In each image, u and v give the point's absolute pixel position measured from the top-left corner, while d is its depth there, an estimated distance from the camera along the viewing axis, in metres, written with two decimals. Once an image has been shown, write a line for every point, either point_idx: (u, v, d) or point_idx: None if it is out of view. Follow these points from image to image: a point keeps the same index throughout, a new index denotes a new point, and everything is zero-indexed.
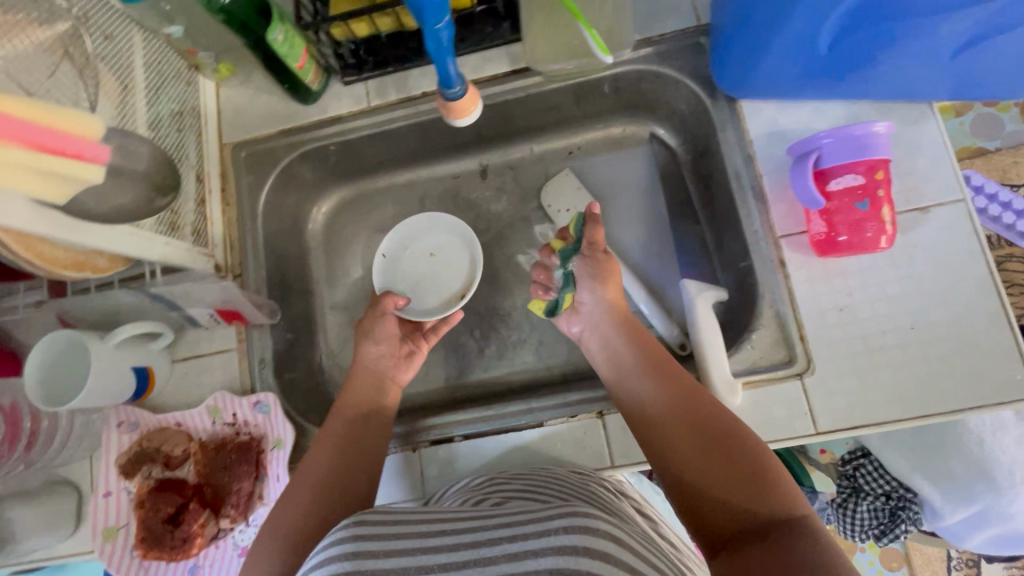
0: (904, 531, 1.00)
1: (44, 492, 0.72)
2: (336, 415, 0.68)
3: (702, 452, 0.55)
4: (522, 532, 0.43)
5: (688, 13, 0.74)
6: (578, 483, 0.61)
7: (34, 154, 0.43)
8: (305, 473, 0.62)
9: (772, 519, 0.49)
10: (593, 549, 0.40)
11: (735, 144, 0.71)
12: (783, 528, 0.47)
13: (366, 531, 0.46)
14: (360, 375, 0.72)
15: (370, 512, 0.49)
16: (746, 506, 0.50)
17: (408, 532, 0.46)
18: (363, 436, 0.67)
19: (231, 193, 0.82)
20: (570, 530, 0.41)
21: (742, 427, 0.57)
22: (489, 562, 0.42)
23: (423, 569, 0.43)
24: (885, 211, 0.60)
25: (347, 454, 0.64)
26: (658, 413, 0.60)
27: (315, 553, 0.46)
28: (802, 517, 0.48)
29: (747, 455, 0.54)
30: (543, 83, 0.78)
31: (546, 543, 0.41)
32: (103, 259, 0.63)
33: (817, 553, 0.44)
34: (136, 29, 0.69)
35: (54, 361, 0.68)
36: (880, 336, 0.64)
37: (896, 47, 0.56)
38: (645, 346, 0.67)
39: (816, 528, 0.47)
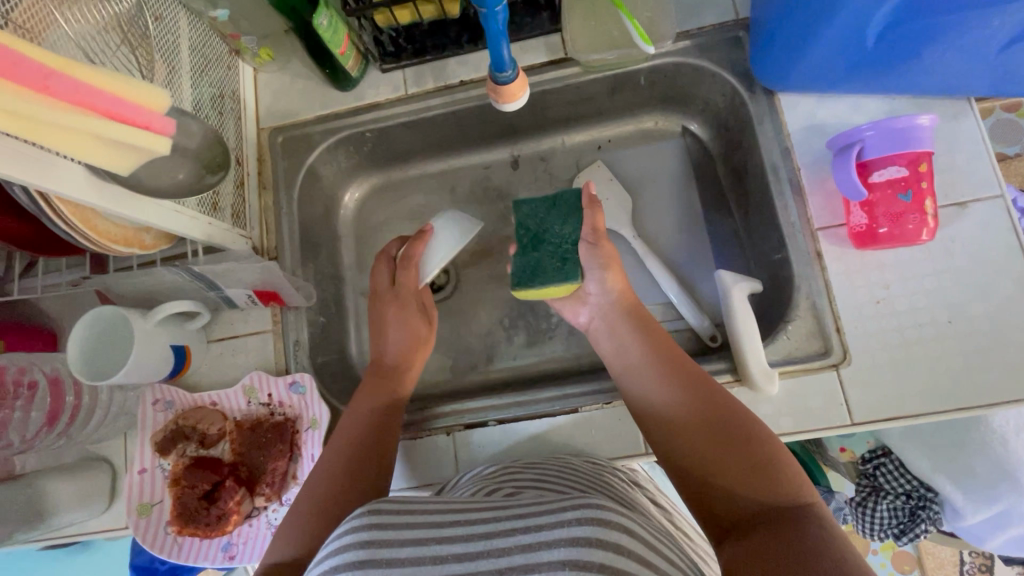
0: (924, 531, 1.00)
1: (79, 467, 0.73)
2: (356, 402, 0.68)
3: (713, 444, 0.55)
4: (537, 523, 0.42)
5: (727, 7, 0.75)
6: (591, 472, 0.62)
7: (107, 123, 0.43)
8: (329, 460, 0.62)
9: (785, 510, 0.49)
10: (606, 541, 0.39)
11: (773, 137, 0.72)
12: (795, 517, 0.47)
13: (380, 520, 0.45)
14: (382, 363, 0.73)
15: (383, 501, 0.47)
16: (755, 495, 0.51)
17: (423, 522, 0.45)
18: (381, 421, 0.67)
19: (268, 176, 0.83)
20: (582, 522, 0.40)
21: (752, 418, 0.56)
22: (504, 552, 0.41)
23: (438, 559, 0.42)
24: (928, 203, 0.61)
25: (368, 442, 0.64)
26: (668, 404, 0.59)
27: (330, 543, 0.45)
28: (811, 506, 0.49)
29: (759, 445, 0.53)
30: (581, 73, 0.78)
31: (557, 534, 0.40)
32: (149, 237, 0.64)
33: (827, 542, 0.44)
34: (182, 12, 0.68)
35: (98, 337, 0.69)
36: (917, 329, 0.64)
37: (941, 43, 0.57)
38: (651, 335, 0.66)
39: (826, 517, 0.48)
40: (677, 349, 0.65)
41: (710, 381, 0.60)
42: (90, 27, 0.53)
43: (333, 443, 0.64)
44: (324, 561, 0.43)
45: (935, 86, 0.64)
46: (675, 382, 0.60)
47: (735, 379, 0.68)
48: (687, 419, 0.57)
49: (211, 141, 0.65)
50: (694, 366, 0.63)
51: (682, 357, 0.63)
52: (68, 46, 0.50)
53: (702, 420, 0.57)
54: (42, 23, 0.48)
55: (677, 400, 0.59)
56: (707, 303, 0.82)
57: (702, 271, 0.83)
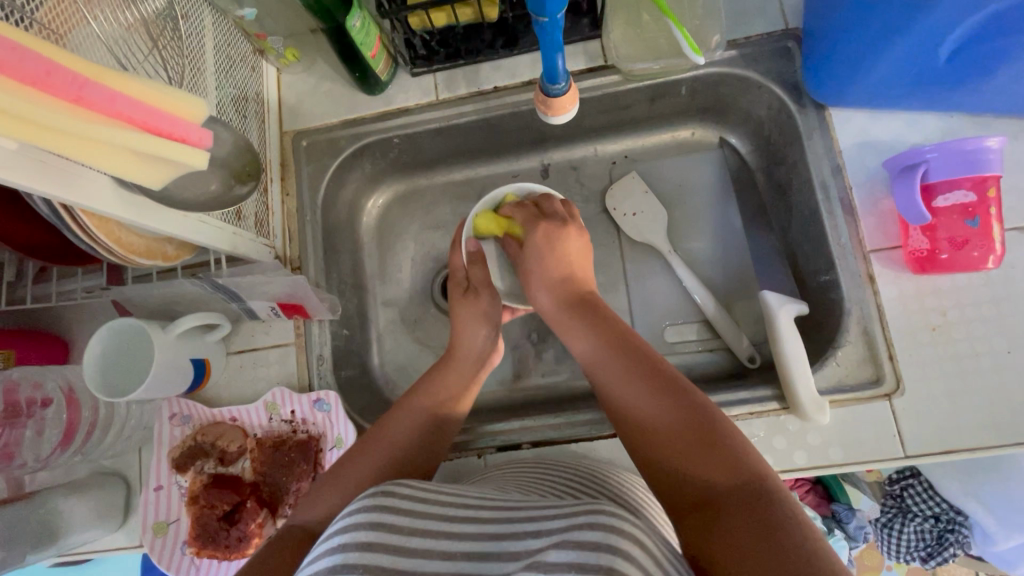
0: (952, 555, 0.96)
1: (94, 483, 0.70)
2: (423, 388, 0.65)
3: (658, 426, 0.48)
4: (548, 528, 0.39)
5: (776, 17, 0.72)
6: (594, 476, 0.60)
7: (143, 136, 0.41)
8: (379, 441, 0.59)
9: (739, 495, 0.41)
10: (618, 549, 0.36)
11: (823, 154, 0.69)
12: (750, 505, 0.40)
13: (392, 502, 0.43)
14: (461, 354, 0.70)
15: (399, 485, 0.46)
16: (701, 475, 0.44)
17: (438, 514, 0.43)
18: (440, 413, 0.64)
19: (291, 182, 0.79)
20: (593, 527, 0.37)
21: (689, 389, 0.49)
22: (514, 556, 0.39)
23: (446, 556, 0.40)
24: (995, 229, 0.60)
25: (426, 435, 0.61)
26: (611, 385, 0.53)
27: (340, 518, 0.43)
28: (762, 487, 0.41)
29: (711, 424, 0.46)
30: (621, 82, 0.75)
31: (568, 538, 0.37)
32: (172, 247, 0.60)
33: (787, 535, 0.38)
34: (207, 10, 0.65)
35: (115, 350, 0.66)
36: (975, 359, 0.61)
37: (1012, 60, 0.55)
38: (597, 312, 0.59)
39: (783, 502, 0.40)
40: (620, 323, 0.57)
41: (654, 355, 0.53)
42: (119, 29, 0.49)
43: (392, 426, 0.60)
44: (331, 536, 0.42)
45: (1001, 103, 0.62)
46: (622, 357, 0.53)
47: (783, 407, 0.65)
48: (631, 401, 0.50)
49: (241, 148, 0.62)
50: (636, 338, 0.55)
51: (622, 330, 0.56)
52: (95, 46, 0.47)
53: (647, 401, 0.49)
54: (70, 23, 0.44)
55: (618, 379, 0.52)
56: (745, 322, 0.79)
57: (741, 289, 0.80)
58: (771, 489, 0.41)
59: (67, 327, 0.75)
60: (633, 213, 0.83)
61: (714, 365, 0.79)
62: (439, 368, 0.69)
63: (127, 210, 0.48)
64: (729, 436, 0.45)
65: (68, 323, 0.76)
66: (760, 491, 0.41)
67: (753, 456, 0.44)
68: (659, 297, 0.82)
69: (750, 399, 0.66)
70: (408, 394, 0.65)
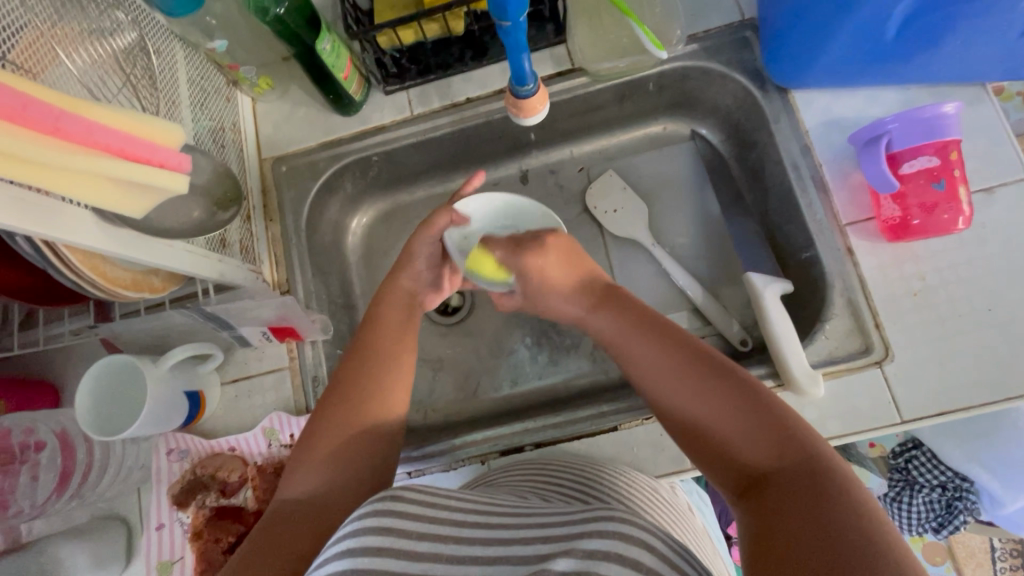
0: (963, 522, 0.97)
1: (95, 527, 0.69)
2: (369, 333, 0.63)
3: (712, 411, 0.47)
4: (559, 535, 0.40)
5: (732, 9, 0.74)
6: (594, 475, 0.60)
7: (121, 163, 0.41)
8: (341, 398, 0.57)
9: (801, 471, 0.41)
10: (628, 558, 0.36)
11: (791, 135, 0.71)
12: (810, 479, 0.40)
13: (401, 506, 0.43)
14: (396, 298, 0.67)
15: (406, 488, 0.45)
16: (757, 453, 0.44)
17: (448, 519, 0.43)
18: (390, 354, 0.61)
19: (274, 208, 0.80)
20: (603, 537, 0.37)
21: (734, 368, 0.49)
22: (525, 561, 0.39)
23: (457, 560, 0.40)
24: (961, 191, 0.62)
25: (381, 378, 0.59)
26: (648, 368, 0.52)
27: (349, 521, 0.43)
28: (821, 459, 0.42)
29: (767, 404, 0.46)
30: (589, 83, 0.77)
31: (576, 546, 0.37)
32: (159, 279, 0.60)
33: (859, 509, 0.37)
34: (178, 44, 0.66)
35: (106, 388, 0.66)
36: (957, 320, 0.62)
37: (960, 28, 0.58)
38: (618, 300, 0.59)
39: (842, 471, 0.41)
40: (657, 313, 0.56)
41: (695, 341, 0.52)
42: (91, 65, 0.50)
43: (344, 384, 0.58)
44: (341, 539, 0.41)
45: (955, 71, 0.64)
46: (655, 343, 0.53)
47: (777, 385, 0.66)
48: (679, 388, 0.49)
49: (222, 175, 0.62)
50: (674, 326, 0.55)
51: (662, 320, 0.55)
52: (70, 84, 0.48)
53: (697, 383, 0.49)
54: (45, 63, 0.45)
55: (664, 364, 0.51)
56: (734, 306, 0.80)
57: (726, 274, 0.82)
58: (830, 464, 0.41)
59: (58, 371, 0.75)
60: (613, 210, 0.84)
61: None
62: (374, 304, 0.67)
63: (110, 244, 0.48)
64: (781, 411, 0.46)
65: (59, 367, 0.75)
66: (819, 467, 0.41)
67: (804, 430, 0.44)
68: (648, 290, 0.83)
69: None
70: (352, 345, 0.63)
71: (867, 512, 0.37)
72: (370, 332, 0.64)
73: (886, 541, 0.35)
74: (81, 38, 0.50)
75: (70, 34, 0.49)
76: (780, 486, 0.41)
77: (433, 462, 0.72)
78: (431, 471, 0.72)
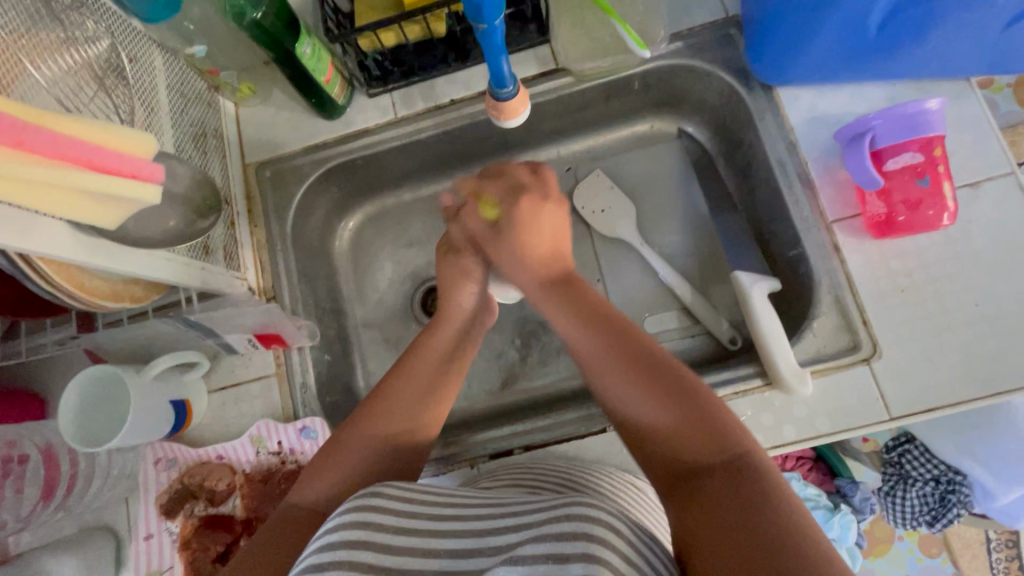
0: (956, 515, 0.96)
1: (82, 539, 0.68)
2: (422, 348, 0.63)
3: (645, 405, 0.48)
4: (529, 521, 0.39)
5: (715, 5, 0.74)
6: (580, 472, 0.60)
7: (90, 174, 0.40)
8: (378, 412, 0.57)
9: (726, 469, 0.42)
10: (595, 537, 0.35)
11: (776, 132, 0.71)
12: (733, 478, 0.42)
13: (379, 501, 0.43)
14: (453, 313, 0.67)
15: (387, 484, 0.45)
16: (686, 448, 0.45)
17: (425, 513, 0.43)
18: (440, 376, 0.62)
19: (259, 213, 0.79)
20: (571, 518, 0.37)
21: (671, 363, 0.49)
22: (496, 551, 0.39)
23: (430, 553, 0.40)
24: (945, 187, 0.61)
25: (431, 401, 0.60)
26: (591, 359, 0.53)
27: (331, 517, 0.43)
28: (746, 457, 0.43)
29: (696, 402, 0.46)
30: (573, 83, 0.76)
31: (544, 531, 0.37)
32: (140, 288, 0.60)
33: (772, 510, 0.38)
34: (156, 50, 0.65)
35: (90, 399, 0.65)
36: (944, 315, 0.62)
37: (941, 23, 0.57)
38: (570, 288, 0.59)
39: (768, 471, 0.42)
40: (607, 305, 0.56)
41: (634, 332, 0.53)
42: (62, 75, 0.50)
43: (380, 406, 0.58)
44: (321, 536, 0.41)
45: (938, 66, 0.64)
46: (597, 335, 0.53)
47: (765, 383, 0.66)
48: (616, 380, 0.51)
49: (201, 181, 0.61)
50: (619, 315, 0.55)
51: (609, 313, 0.55)
52: (40, 94, 0.47)
53: (634, 378, 0.49)
54: (13, 73, 0.45)
55: (605, 358, 0.52)
56: (723, 305, 0.80)
57: (715, 272, 0.81)
58: (755, 462, 0.42)
59: (42, 382, 0.74)
60: (601, 210, 0.84)
61: (697, 351, 0.79)
62: (432, 319, 0.67)
63: (81, 252, 0.47)
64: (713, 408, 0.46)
65: (44, 379, 0.74)
66: (744, 466, 0.42)
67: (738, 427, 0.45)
68: (637, 289, 0.83)
69: (733, 379, 0.67)
70: (392, 369, 0.61)
71: (782, 510, 0.38)
72: (426, 346, 0.64)
73: (804, 543, 0.36)
74: (52, 47, 0.49)
75: (40, 44, 0.48)
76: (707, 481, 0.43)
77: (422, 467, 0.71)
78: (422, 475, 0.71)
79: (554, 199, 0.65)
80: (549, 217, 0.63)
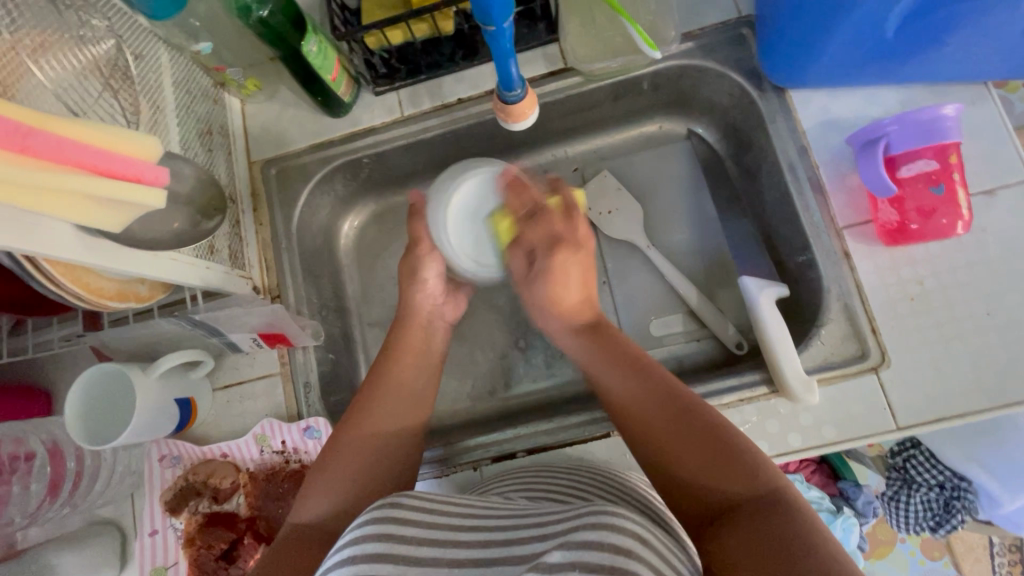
0: (961, 522, 0.94)
1: (87, 534, 0.69)
2: (388, 356, 0.65)
3: (675, 443, 0.49)
4: (555, 530, 0.39)
5: (727, 5, 0.73)
6: (593, 476, 0.59)
7: (94, 179, 0.40)
8: (353, 428, 0.58)
9: (761, 504, 0.44)
10: (620, 549, 0.35)
11: (787, 136, 0.70)
12: (770, 511, 0.43)
13: (399, 513, 0.43)
14: (414, 319, 0.68)
15: (405, 496, 0.45)
16: (720, 486, 0.46)
17: (445, 525, 0.43)
18: (413, 383, 0.64)
19: (264, 211, 0.79)
20: (596, 527, 0.37)
21: (701, 405, 0.51)
22: (521, 561, 0.38)
23: (455, 564, 0.40)
24: (959, 195, 0.60)
25: (408, 407, 0.62)
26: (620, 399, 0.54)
27: (350, 531, 0.43)
28: (782, 493, 0.44)
29: (726, 441, 0.48)
30: (582, 83, 0.75)
31: (570, 538, 0.37)
32: (145, 287, 0.60)
33: (811, 543, 0.40)
34: (162, 46, 0.65)
35: (96, 396, 0.65)
36: (955, 325, 0.61)
37: (960, 27, 0.56)
38: (601, 335, 0.61)
39: (801, 506, 0.43)
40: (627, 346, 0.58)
41: (662, 374, 0.55)
42: (68, 75, 0.50)
43: (366, 409, 0.60)
44: (342, 549, 0.41)
45: (955, 70, 0.63)
46: (626, 377, 0.55)
47: (771, 390, 0.65)
48: (646, 417, 0.52)
49: (206, 181, 0.61)
50: (645, 357, 0.57)
51: (633, 352, 0.57)
52: (43, 95, 0.47)
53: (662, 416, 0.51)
54: (17, 75, 0.45)
55: (635, 399, 0.53)
56: (729, 309, 0.80)
57: (722, 276, 0.81)
58: (788, 497, 0.44)
59: (48, 378, 0.75)
60: (608, 211, 0.83)
61: (702, 355, 0.79)
62: (394, 326, 0.68)
63: (95, 256, 0.47)
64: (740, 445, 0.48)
65: (50, 374, 0.75)
66: (779, 500, 0.44)
67: (766, 463, 0.47)
68: (643, 292, 0.82)
69: (739, 386, 0.66)
70: (370, 373, 0.64)
71: (817, 542, 0.40)
72: (390, 356, 0.65)
73: (838, 570, 0.38)
74: (57, 47, 0.49)
75: (44, 43, 0.48)
76: (743, 517, 0.44)
77: (425, 469, 0.72)
78: (425, 476, 0.72)
79: (579, 247, 0.63)
80: (568, 266, 0.62)
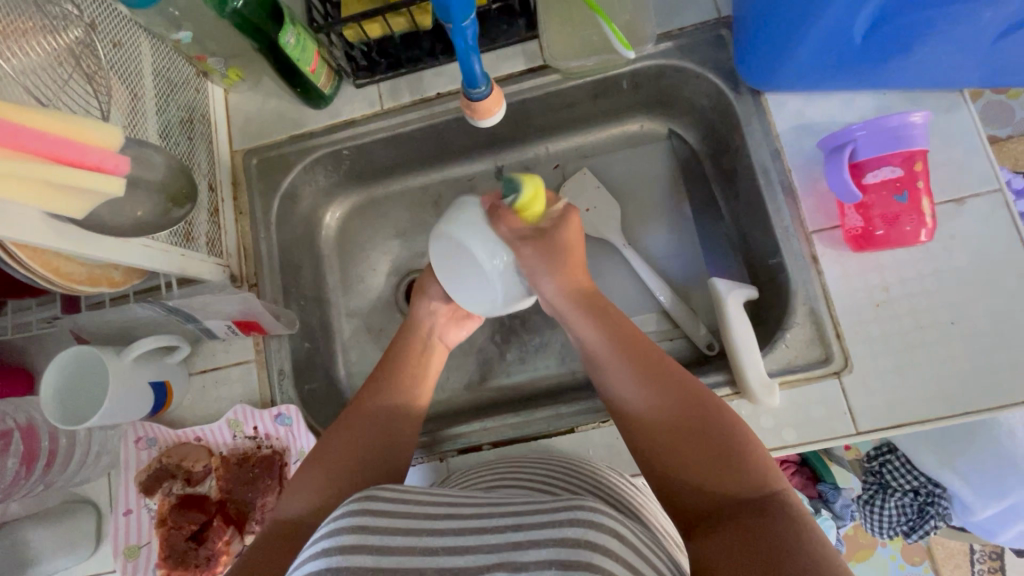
0: (933, 528, 0.95)
1: (63, 512, 0.71)
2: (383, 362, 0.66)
3: (683, 442, 0.49)
4: (531, 522, 0.40)
5: (707, 5, 0.73)
6: (568, 469, 0.60)
7: (50, 165, 0.41)
8: (342, 430, 0.59)
9: (762, 505, 0.45)
10: (596, 545, 0.37)
11: (761, 139, 0.70)
12: (770, 511, 0.44)
13: (375, 505, 0.43)
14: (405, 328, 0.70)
15: (380, 489, 0.46)
16: (723, 484, 0.47)
17: (421, 514, 0.43)
18: (402, 383, 0.65)
19: (245, 201, 0.80)
20: (575, 523, 0.38)
21: (715, 406, 0.51)
22: (497, 550, 0.39)
23: (428, 551, 0.40)
24: (924, 203, 0.60)
25: (397, 407, 0.63)
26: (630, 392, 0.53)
27: (325, 523, 0.43)
28: (780, 496, 0.45)
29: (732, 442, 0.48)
30: (560, 81, 0.75)
31: (547, 535, 0.38)
32: (119, 273, 0.61)
33: (807, 542, 0.41)
34: (143, 36, 0.65)
35: (71, 379, 0.67)
36: (919, 332, 0.62)
37: (928, 34, 0.56)
38: (609, 321, 0.58)
39: (795, 504, 0.45)
40: (641, 333, 0.57)
41: (677, 370, 0.54)
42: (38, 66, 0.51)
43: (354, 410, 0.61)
44: (315, 541, 0.42)
45: (927, 77, 0.63)
46: (637, 372, 0.54)
47: (735, 392, 0.66)
48: (658, 414, 0.51)
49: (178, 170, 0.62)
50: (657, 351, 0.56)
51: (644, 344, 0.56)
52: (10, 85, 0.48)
53: (673, 414, 0.50)
54: None
55: (648, 396, 0.52)
56: (702, 309, 0.80)
57: (697, 277, 0.81)
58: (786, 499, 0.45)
59: (30, 359, 0.76)
60: (586, 209, 0.84)
61: (674, 354, 0.79)
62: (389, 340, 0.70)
63: (61, 242, 0.48)
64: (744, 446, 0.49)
65: (33, 355, 0.76)
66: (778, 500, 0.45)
67: (767, 466, 0.48)
68: (618, 291, 0.83)
69: None
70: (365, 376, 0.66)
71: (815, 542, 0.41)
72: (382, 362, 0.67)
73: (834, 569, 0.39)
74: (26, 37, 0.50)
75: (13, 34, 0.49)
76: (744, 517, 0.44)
77: None
78: None
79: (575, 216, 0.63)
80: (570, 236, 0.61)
